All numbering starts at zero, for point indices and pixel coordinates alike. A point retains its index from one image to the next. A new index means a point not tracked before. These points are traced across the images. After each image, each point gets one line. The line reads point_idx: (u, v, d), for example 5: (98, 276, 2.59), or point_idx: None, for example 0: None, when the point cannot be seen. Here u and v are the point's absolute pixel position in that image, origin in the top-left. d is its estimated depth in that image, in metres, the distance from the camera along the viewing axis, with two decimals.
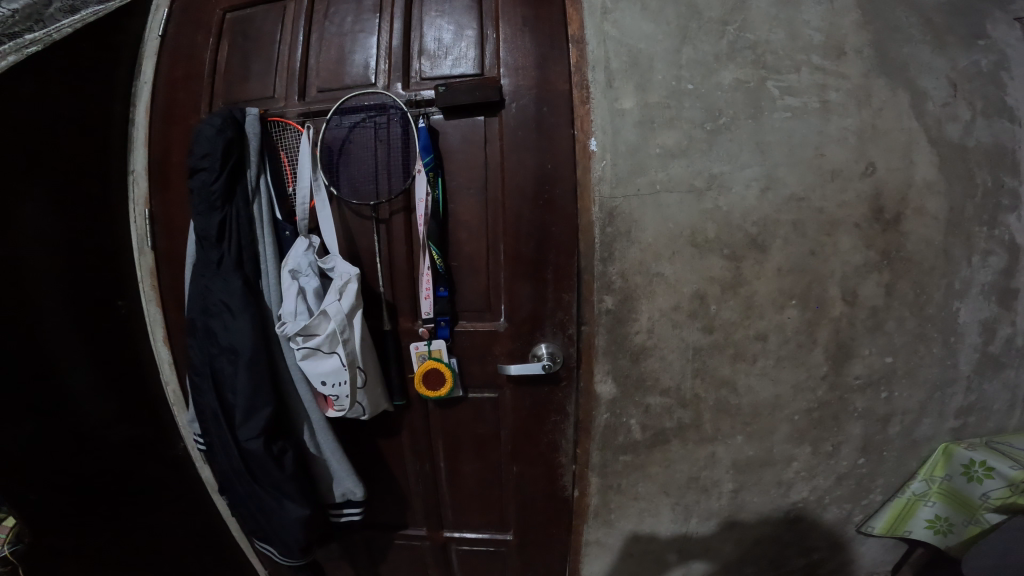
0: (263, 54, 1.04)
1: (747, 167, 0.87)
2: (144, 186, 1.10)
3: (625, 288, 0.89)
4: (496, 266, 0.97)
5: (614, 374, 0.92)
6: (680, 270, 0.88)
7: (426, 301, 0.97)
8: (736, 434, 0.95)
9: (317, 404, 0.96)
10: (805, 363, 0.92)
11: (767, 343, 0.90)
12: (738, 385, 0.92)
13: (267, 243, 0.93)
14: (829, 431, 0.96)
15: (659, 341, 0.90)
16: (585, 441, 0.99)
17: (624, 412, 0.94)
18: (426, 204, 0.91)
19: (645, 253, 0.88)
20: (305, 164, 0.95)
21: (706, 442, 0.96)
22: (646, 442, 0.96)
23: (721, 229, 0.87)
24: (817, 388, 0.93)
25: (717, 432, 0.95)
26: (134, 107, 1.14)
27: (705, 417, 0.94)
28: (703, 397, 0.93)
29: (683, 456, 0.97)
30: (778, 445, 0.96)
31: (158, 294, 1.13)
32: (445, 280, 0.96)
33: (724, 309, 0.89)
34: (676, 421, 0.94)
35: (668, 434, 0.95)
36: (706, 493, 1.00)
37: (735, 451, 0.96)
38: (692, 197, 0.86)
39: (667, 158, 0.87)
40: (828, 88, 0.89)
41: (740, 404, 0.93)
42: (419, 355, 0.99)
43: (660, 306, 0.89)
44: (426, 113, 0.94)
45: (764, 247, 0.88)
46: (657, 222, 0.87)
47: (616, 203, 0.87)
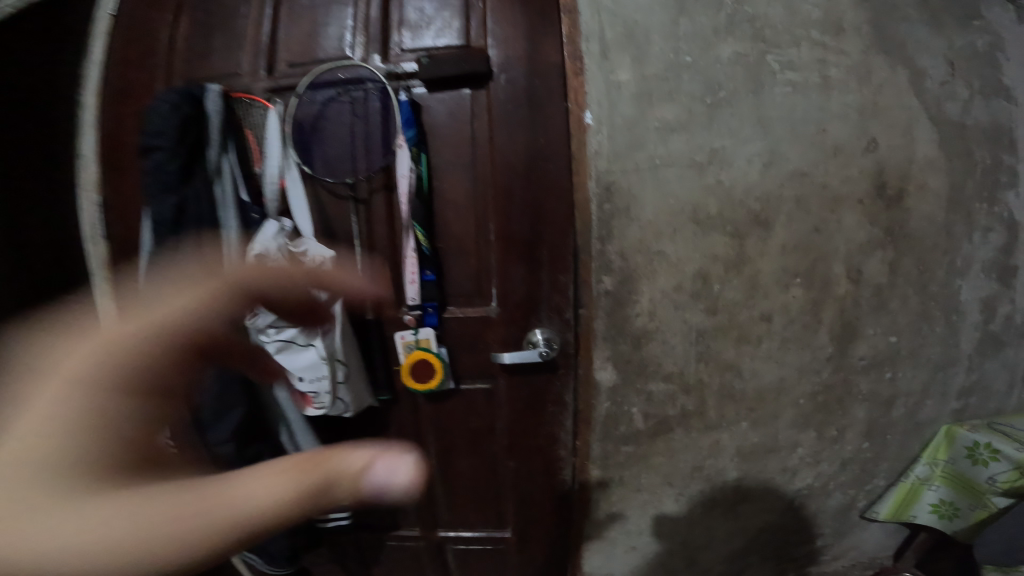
0: (225, 30, 0.98)
1: (748, 141, 0.83)
2: (93, 169, 1.03)
3: (625, 268, 0.84)
4: (486, 248, 0.92)
5: (615, 360, 0.88)
6: (682, 249, 0.83)
7: (411, 286, 0.90)
8: (741, 421, 0.92)
9: (294, 402, 0.89)
10: (809, 344, 0.88)
11: (772, 323, 0.87)
12: (742, 368, 0.89)
13: (231, 227, 0.86)
14: (834, 415, 0.93)
15: (661, 324, 0.86)
16: (585, 432, 0.94)
17: (625, 400, 0.90)
18: (409, 181, 0.86)
19: (645, 231, 0.83)
20: (274, 143, 0.89)
21: (711, 429, 0.92)
22: (648, 432, 0.92)
23: (724, 206, 0.83)
24: (822, 369, 0.90)
25: (720, 418, 0.91)
26: (83, 89, 1.05)
27: (709, 404, 0.90)
28: (707, 382, 0.89)
29: (686, 444, 0.93)
30: (783, 430, 0.93)
31: (112, 287, 1.07)
32: (431, 262, 0.90)
33: (729, 289, 0.84)
34: (679, 409, 0.90)
35: (670, 422, 0.91)
36: (710, 481, 0.96)
37: (739, 438, 0.93)
38: (694, 171, 0.82)
39: (666, 132, 0.82)
40: (829, 64, 0.85)
41: (745, 388, 0.90)
42: (403, 345, 0.93)
43: (663, 287, 0.84)
44: (406, 85, 0.88)
45: (768, 223, 0.84)
46: (657, 199, 0.82)
47: (614, 177, 0.82)
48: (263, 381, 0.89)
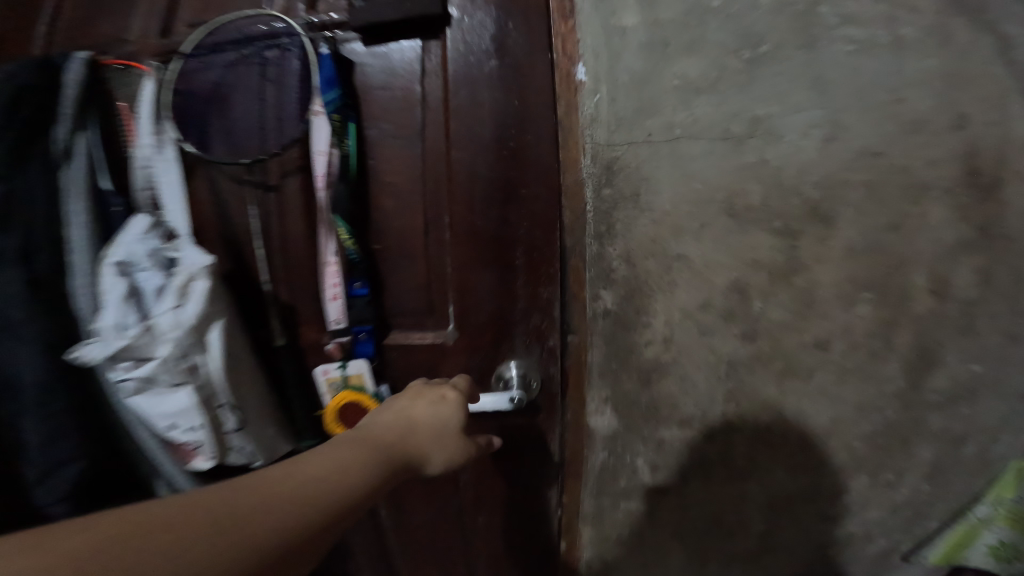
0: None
1: (800, 111, 0.59)
2: None
3: (631, 278, 0.63)
4: (441, 247, 0.70)
5: (616, 402, 0.67)
6: (708, 252, 0.61)
7: (331, 303, 0.66)
8: (776, 471, 0.66)
9: (171, 455, 0.67)
10: (877, 376, 0.62)
11: (829, 352, 0.62)
12: (786, 409, 0.64)
13: (80, 224, 0.65)
14: (898, 458, 0.64)
15: (678, 353, 0.64)
16: (574, 486, 0.72)
17: (628, 448, 0.69)
18: (330, 160, 0.64)
19: (659, 227, 0.61)
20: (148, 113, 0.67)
21: (736, 480, 0.67)
22: (657, 485, 0.69)
23: (771, 194, 0.59)
24: (886, 405, 0.62)
25: (752, 468, 0.66)
26: None
27: (737, 450, 0.66)
28: (737, 428, 0.65)
29: (703, 499, 0.68)
30: (831, 482, 0.65)
31: None
32: (362, 272, 0.66)
33: (772, 307, 0.61)
34: (697, 458, 0.67)
35: (685, 473, 0.68)
36: (729, 537, 0.69)
37: (773, 490, 0.66)
38: (728, 147, 0.59)
39: (687, 95, 0.61)
40: (897, 20, 0.60)
41: (788, 435, 0.64)
42: (328, 383, 0.70)
43: (681, 305, 0.62)
44: (337, 37, 0.68)
45: (831, 219, 0.59)
46: (675, 180, 0.61)
47: (619, 153, 0.62)
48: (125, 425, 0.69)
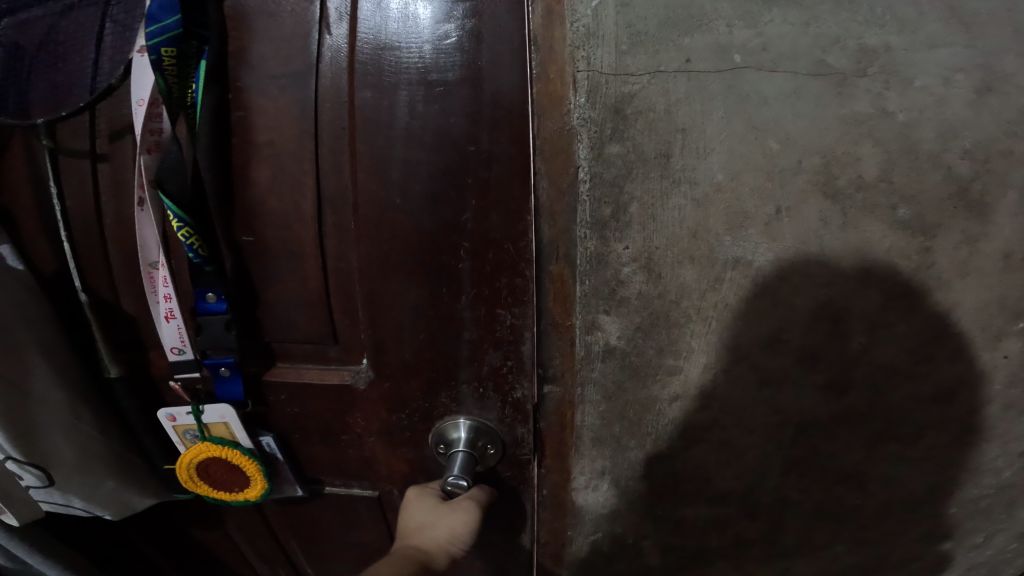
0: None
1: (938, 45, 0.37)
2: None
3: (656, 297, 0.37)
4: (343, 248, 0.43)
5: (619, 475, 0.43)
6: (785, 257, 0.36)
7: (169, 327, 0.46)
8: (835, 545, 0.47)
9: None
10: (1008, 435, 0.42)
11: (952, 408, 0.41)
12: (871, 479, 0.43)
13: None
14: (1000, 525, 0.47)
15: (724, 412, 0.40)
16: (548, 569, 0.49)
17: (634, 533, 0.46)
18: (147, 111, 0.40)
19: (701, 215, 0.36)
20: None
21: (777, 559, 0.48)
22: (667, 569, 0.48)
23: (887, 163, 0.36)
24: (1009, 470, 0.44)
25: (802, 545, 0.47)
26: None
27: (788, 528, 0.46)
28: (793, 503, 0.44)
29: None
30: (905, 555, 0.48)
31: None
32: (218, 283, 0.43)
33: (878, 345, 0.38)
34: (730, 539, 0.46)
35: (711, 555, 0.47)
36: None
37: (825, 566, 0.48)
38: (825, 90, 0.35)
39: (747, 3, 0.36)
40: None
41: (863, 506, 0.45)
42: (179, 430, 0.51)
43: (734, 342, 0.38)
44: None
45: (987, 210, 0.37)
46: (732, 140, 0.35)
47: (635, 92, 0.35)
48: None
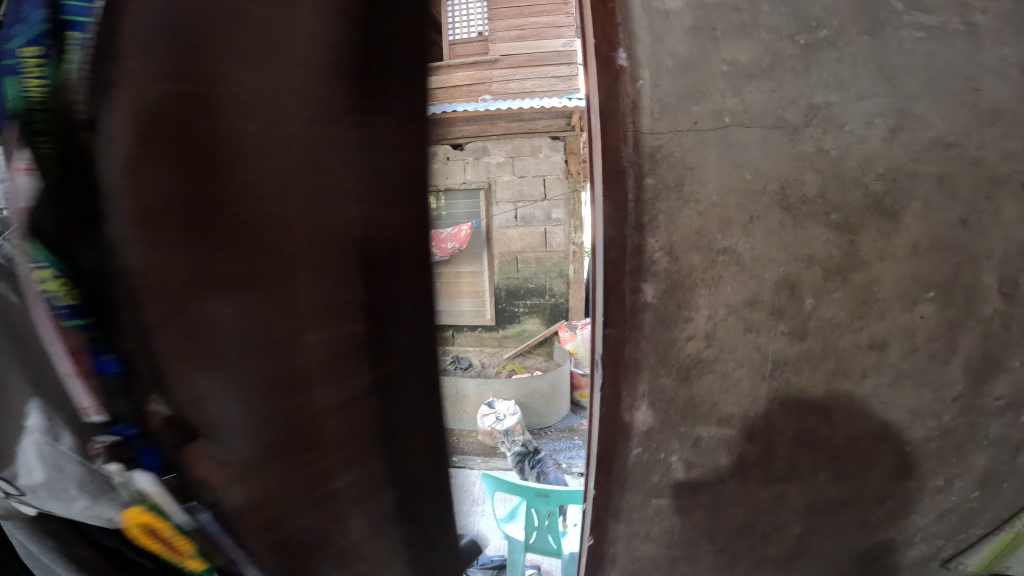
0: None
1: (867, 98, 0.56)
2: None
3: (675, 272, 0.57)
4: (192, 275, 0.53)
5: (655, 397, 0.62)
6: (760, 248, 0.56)
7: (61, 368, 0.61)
8: (818, 471, 0.64)
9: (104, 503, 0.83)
10: (934, 379, 0.60)
11: (888, 353, 0.59)
12: (835, 410, 0.62)
13: None
14: (947, 463, 0.64)
15: (722, 350, 0.59)
16: (602, 482, 0.67)
17: (663, 447, 0.65)
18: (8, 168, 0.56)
19: (705, 219, 0.56)
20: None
21: (775, 481, 0.65)
22: (690, 485, 0.67)
23: (827, 185, 0.55)
24: (944, 411, 0.61)
25: (793, 471, 0.65)
26: None
27: (779, 452, 0.64)
28: (780, 429, 0.63)
29: (741, 494, 0.66)
30: (873, 484, 0.65)
31: None
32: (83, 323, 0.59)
33: (825, 305, 0.58)
34: (736, 458, 0.65)
35: (722, 475, 0.66)
36: (765, 541, 0.68)
37: (812, 491, 0.65)
38: (782, 136, 0.55)
39: (737, 79, 0.56)
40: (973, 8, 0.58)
41: (834, 434, 0.63)
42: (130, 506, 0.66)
43: (727, 301, 0.57)
44: None
45: (896, 215, 0.56)
46: (723, 171, 0.55)
47: (663, 142, 0.55)
48: None
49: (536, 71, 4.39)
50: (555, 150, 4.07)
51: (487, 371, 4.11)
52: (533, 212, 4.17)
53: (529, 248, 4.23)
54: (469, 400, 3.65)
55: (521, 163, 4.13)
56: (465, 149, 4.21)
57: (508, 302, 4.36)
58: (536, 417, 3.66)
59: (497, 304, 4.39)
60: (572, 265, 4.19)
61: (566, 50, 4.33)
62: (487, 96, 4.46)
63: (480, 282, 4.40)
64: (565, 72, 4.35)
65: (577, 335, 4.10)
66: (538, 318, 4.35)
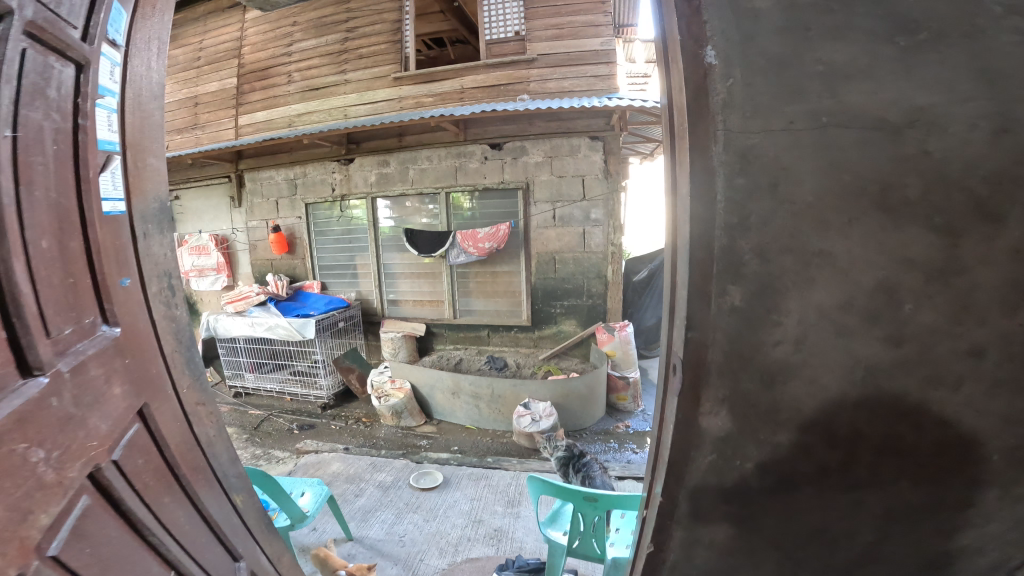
0: (147, 18, 0.86)
1: (971, 100, 0.51)
2: (154, 220, 0.90)
3: (765, 275, 0.55)
4: None
5: (733, 403, 0.60)
6: (857, 250, 0.53)
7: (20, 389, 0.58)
8: (899, 480, 0.60)
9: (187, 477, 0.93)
10: None
11: (986, 361, 0.55)
12: (925, 419, 0.58)
13: (163, 278, 0.91)
14: None
15: (810, 357, 0.57)
16: (670, 487, 0.66)
17: (738, 452, 0.63)
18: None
19: (797, 219, 0.54)
20: (89, 141, 0.72)
21: (852, 489, 0.61)
22: (765, 492, 0.64)
23: (931, 185, 0.52)
24: None
25: (872, 477, 0.60)
26: (142, 138, 0.87)
27: (862, 461, 0.60)
28: (866, 435, 0.59)
29: (810, 502, 0.63)
30: (957, 495, 0.60)
31: (178, 340, 0.94)
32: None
33: (924, 310, 0.55)
34: (814, 464, 0.61)
35: (797, 480, 0.62)
36: (833, 547, 0.64)
37: (891, 497, 0.61)
38: (882, 137, 0.52)
39: (834, 79, 0.53)
40: None
41: (921, 441, 0.58)
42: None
43: (820, 306, 0.55)
44: None
45: (1002, 216, 0.51)
46: (818, 171, 0.53)
47: (753, 140, 0.54)
48: (194, 382, 1.00)
49: (575, 70, 4.35)
50: (594, 150, 4.02)
51: (523, 371, 4.09)
52: (571, 212, 4.13)
53: (567, 249, 4.19)
54: (504, 401, 3.64)
55: (560, 163, 4.10)
56: (503, 149, 4.21)
57: (544, 302, 4.34)
58: (572, 419, 3.62)
59: (533, 305, 4.36)
60: (610, 266, 4.14)
61: (605, 48, 4.27)
62: (525, 95, 4.44)
63: (516, 282, 4.39)
64: (604, 71, 4.29)
65: (614, 337, 3.96)
66: (575, 319, 4.30)
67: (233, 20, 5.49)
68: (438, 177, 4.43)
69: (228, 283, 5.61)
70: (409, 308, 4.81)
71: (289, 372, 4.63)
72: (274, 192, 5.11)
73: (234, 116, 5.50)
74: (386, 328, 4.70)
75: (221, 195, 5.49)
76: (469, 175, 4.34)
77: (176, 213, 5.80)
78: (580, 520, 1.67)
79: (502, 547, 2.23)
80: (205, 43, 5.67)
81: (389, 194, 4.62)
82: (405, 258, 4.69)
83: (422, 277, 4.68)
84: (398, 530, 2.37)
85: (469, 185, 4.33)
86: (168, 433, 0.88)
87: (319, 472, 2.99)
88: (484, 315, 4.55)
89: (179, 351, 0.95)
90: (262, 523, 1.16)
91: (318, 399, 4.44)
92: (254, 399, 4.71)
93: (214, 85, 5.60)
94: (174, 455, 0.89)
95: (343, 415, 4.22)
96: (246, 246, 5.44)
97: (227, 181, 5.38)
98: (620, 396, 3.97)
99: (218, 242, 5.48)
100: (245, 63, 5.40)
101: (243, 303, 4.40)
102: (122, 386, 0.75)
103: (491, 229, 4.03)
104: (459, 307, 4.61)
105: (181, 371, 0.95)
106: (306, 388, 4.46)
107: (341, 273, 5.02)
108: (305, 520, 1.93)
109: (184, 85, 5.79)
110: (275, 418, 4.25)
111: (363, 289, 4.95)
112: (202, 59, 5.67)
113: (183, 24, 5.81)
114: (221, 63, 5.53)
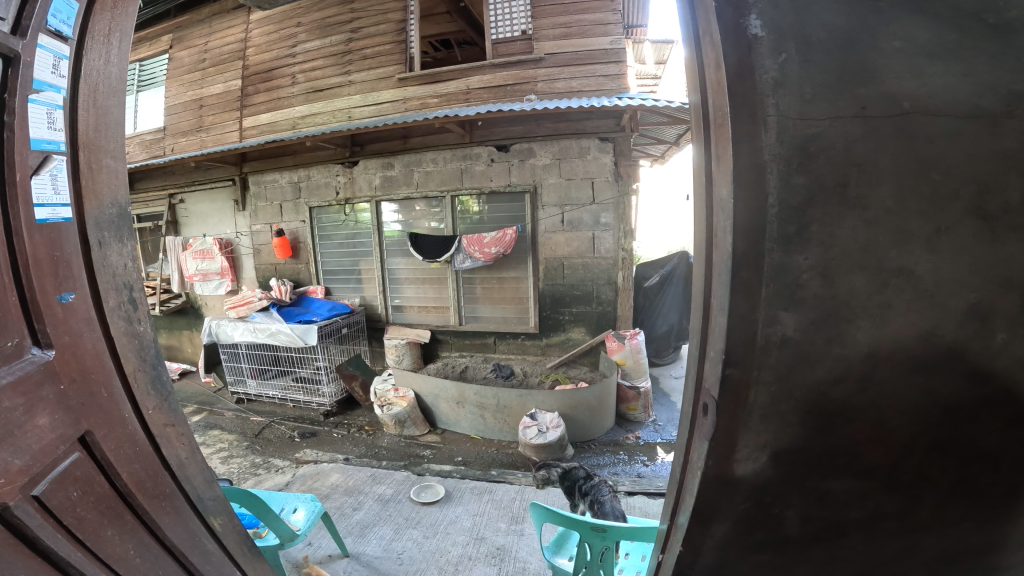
0: (107, 9, 0.80)
1: None
2: (111, 228, 0.83)
3: (829, 295, 0.45)
4: None
5: (777, 447, 0.49)
6: (945, 266, 0.43)
7: None
8: (967, 522, 0.51)
9: (152, 506, 0.84)
10: None
11: None
12: (1005, 460, 0.48)
13: (123, 291, 0.85)
14: None
15: (879, 393, 0.46)
16: (691, 539, 0.54)
17: (780, 501, 0.52)
18: None
19: (869, 226, 0.44)
20: (16, 140, 0.64)
21: (908, 536, 0.51)
22: (806, 542, 0.53)
23: None
24: None
25: (938, 524, 0.51)
26: (98, 141, 0.80)
27: (926, 505, 0.50)
28: (935, 478, 0.49)
29: (856, 553, 0.52)
30: None
31: (138, 356, 0.87)
32: None
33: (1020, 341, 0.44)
34: (869, 511, 0.51)
35: (846, 528, 0.52)
36: None
37: (952, 542, 0.52)
38: (979, 129, 0.42)
39: (914, 59, 0.43)
40: None
41: (996, 483, 0.49)
42: None
43: (895, 335, 0.45)
44: None
45: None
46: (895, 169, 0.43)
47: (819, 128, 0.44)
48: (164, 403, 0.92)
49: (583, 69, 4.26)
50: (604, 151, 3.92)
51: (529, 379, 3.99)
52: (580, 216, 4.03)
53: (575, 254, 4.09)
54: (511, 411, 3.54)
55: (568, 165, 4.00)
56: (510, 151, 4.12)
57: (552, 309, 4.24)
58: (581, 429, 3.52)
59: (540, 312, 4.27)
60: (620, 272, 4.03)
61: (614, 47, 4.17)
62: (532, 96, 4.36)
63: (523, 288, 4.30)
64: (614, 70, 4.19)
65: (625, 345, 3.84)
66: (584, 327, 4.21)
67: (237, 22, 5.46)
68: (444, 180, 4.35)
69: (231, 288, 5.57)
70: (414, 314, 4.74)
71: (292, 378, 4.59)
72: (278, 195, 5.06)
73: (238, 118, 5.47)
74: (390, 335, 4.62)
75: (225, 199, 5.45)
76: (475, 178, 4.25)
77: (181, 217, 5.77)
78: (587, 549, 1.57)
79: (505, 567, 2.13)
80: (210, 45, 5.65)
81: (394, 198, 4.54)
82: (410, 263, 4.62)
83: (427, 283, 4.61)
84: (396, 547, 2.27)
85: (476, 189, 4.25)
86: (122, 460, 0.80)
87: (318, 483, 2.91)
88: (490, 321, 4.46)
89: (141, 369, 0.87)
90: (244, 547, 1.07)
91: (320, 407, 4.36)
92: (257, 405, 4.65)
93: (219, 87, 5.58)
94: (128, 482, 0.80)
95: (345, 423, 4.14)
96: (250, 250, 5.40)
97: (230, 184, 5.33)
98: (630, 406, 3.86)
99: (222, 246, 5.43)
100: (249, 64, 5.37)
101: (245, 309, 4.35)
102: (52, 415, 0.67)
103: (497, 234, 3.92)
104: (465, 313, 4.52)
105: (144, 391, 0.87)
106: (309, 395, 4.39)
107: (345, 278, 4.96)
108: (295, 539, 1.84)
109: (189, 87, 5.77)
110: (277, 425, 4.17)
111: (368, 295, 4.88)
112: (207, 61, 5.65)
113: (189, 26, 5.80)
114: (226, 65, 5.51)
